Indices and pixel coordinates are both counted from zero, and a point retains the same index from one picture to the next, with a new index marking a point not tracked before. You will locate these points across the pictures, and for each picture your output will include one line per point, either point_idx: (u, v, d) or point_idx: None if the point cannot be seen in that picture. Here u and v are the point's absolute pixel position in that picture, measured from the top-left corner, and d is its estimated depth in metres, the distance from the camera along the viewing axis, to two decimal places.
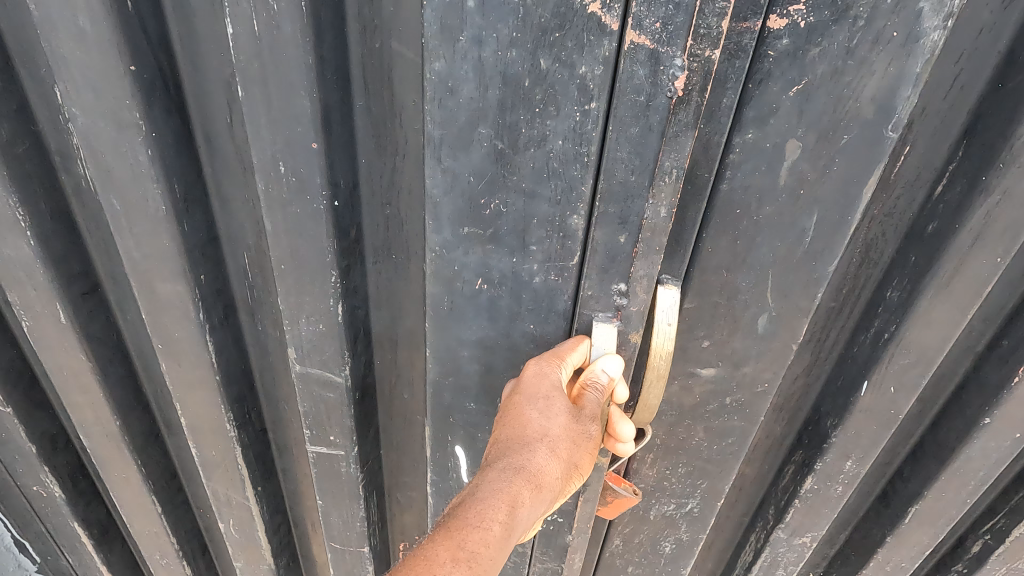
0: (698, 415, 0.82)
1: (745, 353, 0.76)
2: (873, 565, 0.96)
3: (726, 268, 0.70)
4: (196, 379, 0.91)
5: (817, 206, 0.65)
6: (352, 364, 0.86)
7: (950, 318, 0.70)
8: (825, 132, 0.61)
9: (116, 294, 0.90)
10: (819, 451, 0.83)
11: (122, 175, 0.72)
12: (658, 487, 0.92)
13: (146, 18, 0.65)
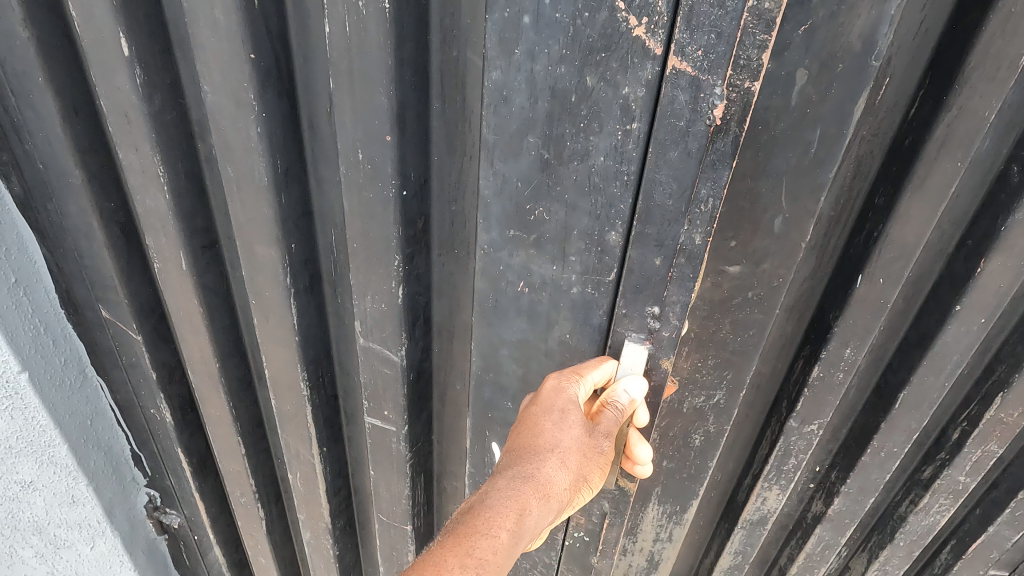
0: (726, 310, 0.83)
1: (765, 251, 0.78)
2: (868, 452, 0.93)
3: (751, 175, 0.73)
4: (280, 337, 1.02)
5: (818, 123, 0.68)
6: (409, 347, 0.92)
7: (926, 215, 0.73)
8: (825, 62, 0.64)
9: (229, 252, 1.03)
10: (822, 341, 0.84)
11: (237, 148, 0.83)
12: (689, 379, 0.91)
13: (269, 16, 0.75)
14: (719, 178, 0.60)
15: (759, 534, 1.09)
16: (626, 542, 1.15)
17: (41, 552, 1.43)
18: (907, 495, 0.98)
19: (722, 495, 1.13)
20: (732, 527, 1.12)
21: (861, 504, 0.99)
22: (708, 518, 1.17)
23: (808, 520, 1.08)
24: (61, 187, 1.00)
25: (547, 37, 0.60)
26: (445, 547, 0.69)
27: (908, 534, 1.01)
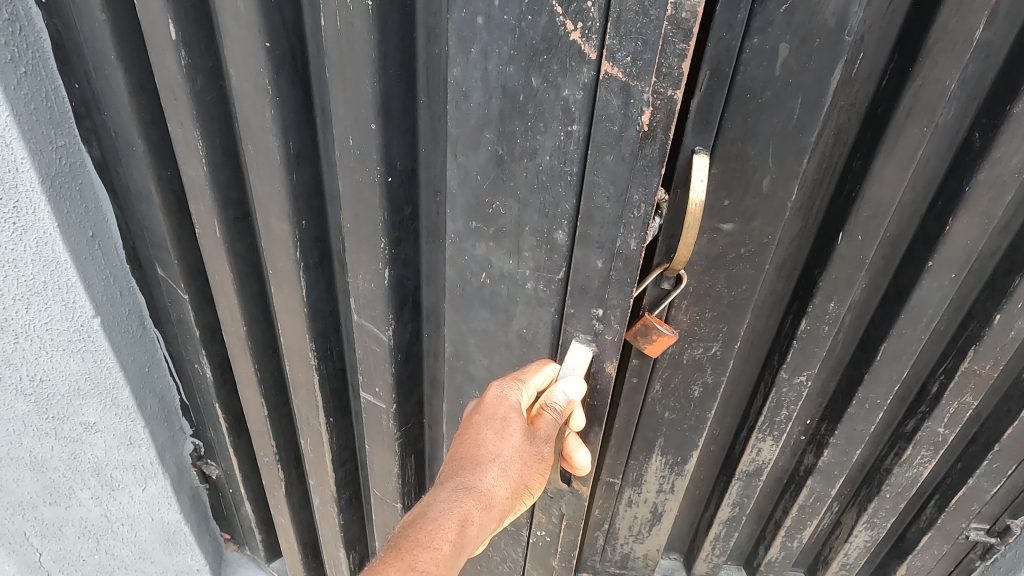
0: (721, 265, 0.89)
1: (756, 209, 0.84)
2: (854, 404, 1.03)
3: (740, 140, 0.78)
4: (291, 309, 1.11)
5: (800, 92, 0.74)
6: (395, 329, 1.00)
7: (897, 176, 0.80)
8: (804, 36, 0.71)
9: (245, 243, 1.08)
10: (809, 294, 0.92)
11: (253, 128, 0.92)
12: (688, 332, 0.97)
13: (286, 9, 0.84)
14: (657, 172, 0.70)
15: (755, 485, 1.16)
16: (630, 493, 1.22)
17: (88, 530, 1.28)
18: (892, 448, 1.12)
19: (720, 449, 1.18)
20: (730, 480, 1.18)
21: (848, 454, 1.10)
22: (706, 475, 1.23)
23: (800, 473, 1.17)
24: (120, 143, 0.97)
25: (497, 38, 0.67)
26: (393, 555, 0.77)
27: (894, 486, 1.15)
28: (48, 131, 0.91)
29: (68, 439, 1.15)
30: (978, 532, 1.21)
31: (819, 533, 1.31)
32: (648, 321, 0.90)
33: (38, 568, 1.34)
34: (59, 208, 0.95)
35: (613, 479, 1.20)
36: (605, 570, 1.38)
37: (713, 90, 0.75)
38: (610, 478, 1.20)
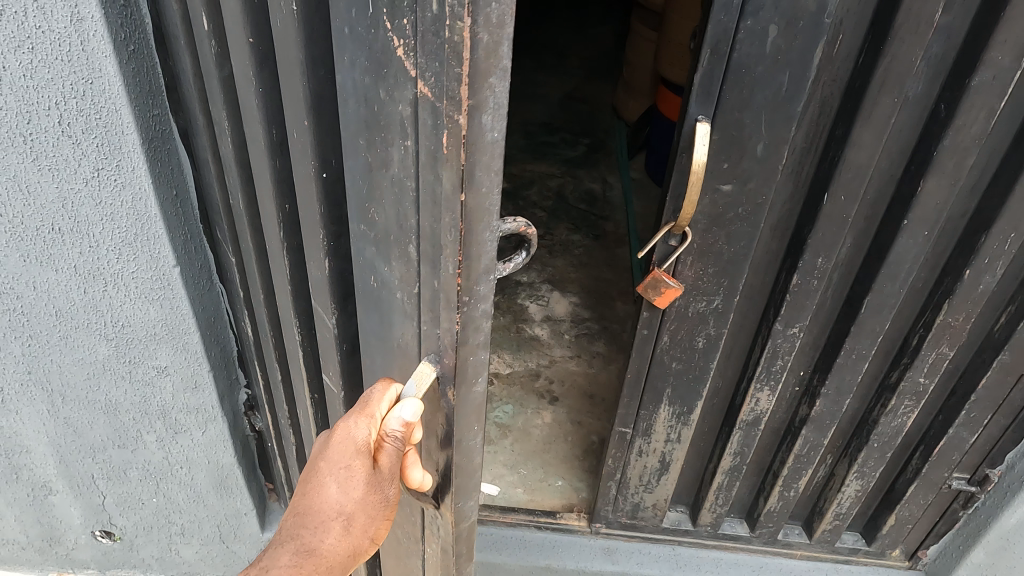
0: (723, 222, 1.02)
1: (751, 171, 0.96)
2: (842, 354, 1.15)
3: (737, 109, 0.91)
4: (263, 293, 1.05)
5: (788, 67, 0.87)
6: (341, 318, 0.84)
7: (874, 141, 0.92)
8: (791, 19, 0.84)
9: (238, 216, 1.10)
10: (800, 252, 1.04)
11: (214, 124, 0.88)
12: (693, 286, 1.10)
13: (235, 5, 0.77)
14: (476, 203, 0.59)
15: (754, 434, 1.28)
16: (641, 443, 1.34)
17: (148, 471, 1.40)
18: (879, 400, 1.24)
19: (722, 401, 1.30)
20: (731, 430, 1.30)
21: (838, 404, 1.22)
22: (710, 427, 1.35)
23: (796, 423, 1.29)
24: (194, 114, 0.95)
25: (357, 47, 0.59)
26: None
27: (881, 435, 1.26)
28: (144, 102, 0.92)
29: (139, 382, 1.23)
30: (960, 482, 1.32)
31: (814, 485, 1.42)
32: (657, 273, 1.06)
33: (102, 512, 1.49)
34: (154, 171, 0.97)
35: (626, 429, 1.32)
36: (616, 521, 1.51)
37: (713, 65, 0.88)
38: (622, 428, 1.32)
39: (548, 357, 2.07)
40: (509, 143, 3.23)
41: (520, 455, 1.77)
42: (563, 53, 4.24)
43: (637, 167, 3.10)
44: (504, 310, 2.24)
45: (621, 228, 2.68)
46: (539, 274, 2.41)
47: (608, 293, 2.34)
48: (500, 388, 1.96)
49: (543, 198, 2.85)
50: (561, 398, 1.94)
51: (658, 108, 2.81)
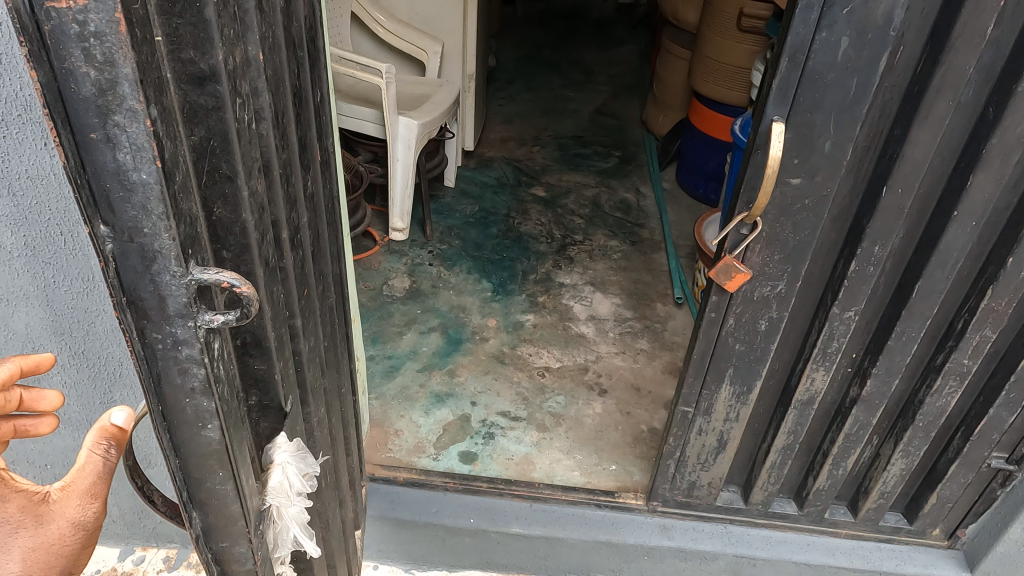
0: (789, 213, 1.14)
1: (818, 166, 1.09)
2: (893, 336, 1.26)
3: (809, 111, 1.04)
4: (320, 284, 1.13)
5: (856, 73, 1.00)
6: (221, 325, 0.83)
7: (929, 139, 1.05)
8: (860, 31, 0.96)
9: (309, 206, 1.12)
10: (858, 240, 1.16)
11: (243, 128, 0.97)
12: (760, 272, 1.21)
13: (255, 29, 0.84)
14: (134, 236, 0.54)
15: (808, 413, 1.39)
16: (701, 422, 1.45)
17: None
18: (924, 381, 1.35)
19: (778, 382, 1.41)
20: (786, 410, 1.41)
21: (887, 385, 1.33)
22: (767, 406, 1.46)
23: (846, 404, 1.40)
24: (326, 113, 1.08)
25: None
26: None
27: (926, 415, 1.37)
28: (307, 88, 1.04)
29: None
30: (999, 461, 1.42)
31: (860, 466, 1.52)
32: (728, 259, 1.18)
33: None
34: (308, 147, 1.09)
35: (688, 408, 1.43)
36: (673, 499, 1.61)
37: (790, 72, 1.01)
38: (685, 407, 1.43)
39: (595, 353, 2.18)
40: (545, 155, 3.37)
41: (574, 441, 1.88)
42: (591, 71, 4.40)
43: (669, 178, 3.23)
44: (550, 309, 2.36)
45: (657, 235, 2.80)
46: (581, 277, 2.52)
47: (648, 295, 2.45)
48: (552, 380, 2.07)
49: (580, 206, 2.97)
50: (609, 391, 2.05)
51: (691, 122, 2.94)
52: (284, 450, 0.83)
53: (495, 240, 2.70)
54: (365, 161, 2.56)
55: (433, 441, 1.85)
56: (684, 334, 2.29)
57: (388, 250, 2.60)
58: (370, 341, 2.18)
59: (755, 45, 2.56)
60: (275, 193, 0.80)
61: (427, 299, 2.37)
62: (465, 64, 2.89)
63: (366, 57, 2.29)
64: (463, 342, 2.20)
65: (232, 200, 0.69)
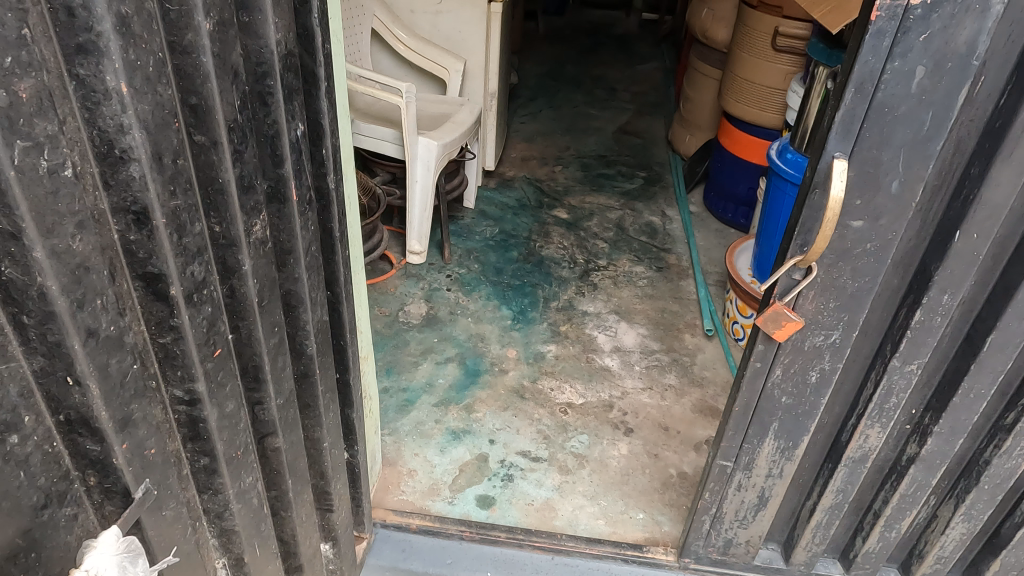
0: (848, 257, 1.02)
1: (884, 207, 0.98)
2: (959, 394, 1.14)
3: (875, 147, 0.93)
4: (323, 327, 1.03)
5: (932, 106, 0.89)
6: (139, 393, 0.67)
7: (1012, 180, 0.93)
8: (938, 59, 0.85)
9: (325, 243, 1.04)
10: (924, 288, 1.04)
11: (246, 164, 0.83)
12: (812, 320, 1.10)
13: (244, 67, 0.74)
14: None
15: (860, 471, 1.27)
16: (741, 478, 1.33)
17: None
18: (992, 440, 1.21)
19: (827, 437, 1.29)
20: (836, 467, 1.28)
21: (950, 444, 1.21)
22: (815, 461, 1.33)
23: (902, 462, 1.27)
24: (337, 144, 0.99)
25: None
26: None
27: (992, 478, 1.24)
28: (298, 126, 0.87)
29: None
30: None
31: (914, 526, 1.39)
32: (778, 306, 1.07)
33: None
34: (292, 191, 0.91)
35: (726, 462, 1.31)
36: (706, 557, 1.49)
37: (856, 104, 0.90)
38: (723, 461, 1.31)
39: (620, 388, 2.07)
40: (567, 175, 3.27)
41: (599, 486, 1.76)
42: (614, 88, 4.31)
43: (696, 201, 3.11)
44: (573, 339, 2.25)
45: (684, 260, 2.68)
46: (605, 305, 2.42)
47: (675, 325, 2.34)
48: (575, 418, 1.96)
49: (604, 229, 2.87)
50: (636, 430, 1.93)
51: (721, 143, 2.83)
52: (105, 551, 0.62)
53: (515, 264, 2.60)
54: (383, 183, 2.48)
55: (448, 483, 1.74)
56: (714, 369, 2.16)
57: (405, 274, 2.51)
58: (385, 371, 2.08)
59: (791, 65, 2.45)
60: (159, 246, 0.62)
61: (444, 327, 2.27)
62: (487, 82, 2.81)
63: (386, 77, 2.22)
64: (481, 374, 2.10)
65: (22, 259, 0.51)
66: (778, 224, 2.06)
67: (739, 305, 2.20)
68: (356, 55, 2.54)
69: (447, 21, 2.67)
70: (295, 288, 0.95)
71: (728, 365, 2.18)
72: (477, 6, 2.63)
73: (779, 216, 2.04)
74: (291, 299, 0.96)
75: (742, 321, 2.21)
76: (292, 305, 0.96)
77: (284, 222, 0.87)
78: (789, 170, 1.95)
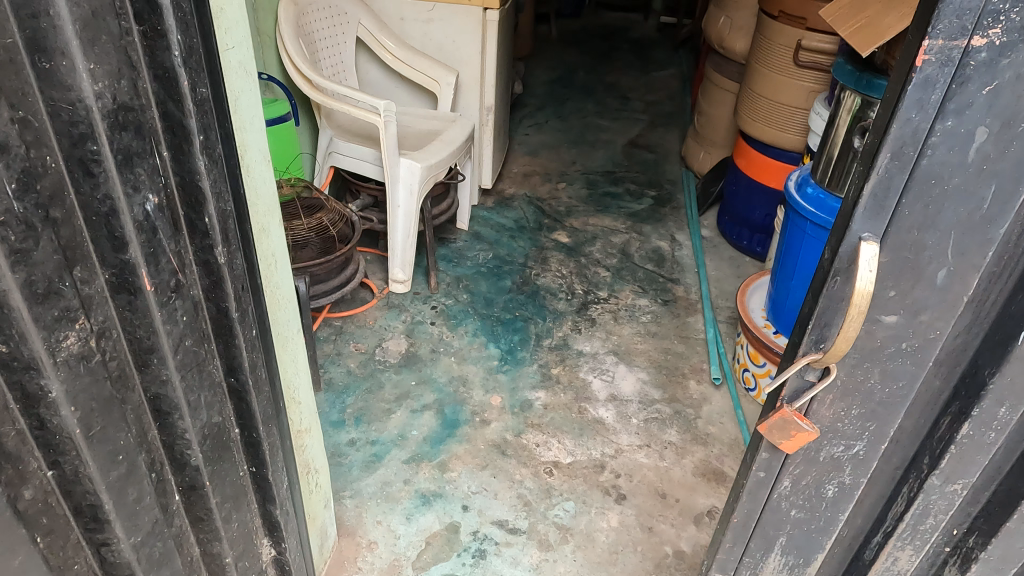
0: (877, 360, 0.80)
1: (925, 302, 0.75)
2: (1015, 517, 0.86)
3: (917, 227, 0.70)
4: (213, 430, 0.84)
5: (995, 178, 0.67)
6: None
7: None
8: (1007, 119, 0.63)
9: (221, 326, 0.85)
10: (975, 398, 0.81)
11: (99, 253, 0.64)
12: (830, 428, 0.88)
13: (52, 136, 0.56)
14: None
15: None
16: None
17: None
18: None
19: (846, 552, 1.06)
20: None
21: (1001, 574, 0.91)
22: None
23: None
24: (229, 210, 0.80)
25: None
26: None
27: None
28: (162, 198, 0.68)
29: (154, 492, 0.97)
30: None
31: None
32: (785, 413, 0.84)
33: None
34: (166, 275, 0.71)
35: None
36: None
37: (892, 174, 0.68)
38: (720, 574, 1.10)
39: (614, 445, 1.85)
40: (570, 193, 3.05)
41: (583, 567, 1.54)
42: (627, 96, 4.07)
43: (709, 224, 2.87)
44: (565, 385, 2.03)
45: (692, 293, 2.45)
46: (603, 345, 2.20)
47: (678, 370, 2.11)
48: (560, 480, 1.74)
49: (607, 255, 2.65)
50: (628, 497, 1.71)
51: (736, 164, 2.60)
52: None
53: (507, 295, 2.39)
54: (364, 207, 2.29)
55: (411, 558, 1.54)
56: (721, 423, 1.93)
57: (387, 304, 2.32)
58: (353, 420, 1.88)
59: (814, 82, 2.21)
60: None
61: (424, 367, 2.07)
62: (483, 95, 2.60)
63: (363, 93, 2.02)
64: (459, 425, 1.89)
65: None
66: (796, 266, 1.81)
67: (750, 352, 1.98)
68: (339, 66, 2.34)
69: (439, 29, 2.46)
70: (166, 392, 0.75)
71: (736, 419, 1.95)
72: (471, 13, 2.42)
73: (798, 258, 1.79)
74: (164, 405, 0.76)
75: (753, 369, 1.99)
76: (166, 412, 0.77)
77: (137, 317, 0.69)
78: (810, 208, 1.70)
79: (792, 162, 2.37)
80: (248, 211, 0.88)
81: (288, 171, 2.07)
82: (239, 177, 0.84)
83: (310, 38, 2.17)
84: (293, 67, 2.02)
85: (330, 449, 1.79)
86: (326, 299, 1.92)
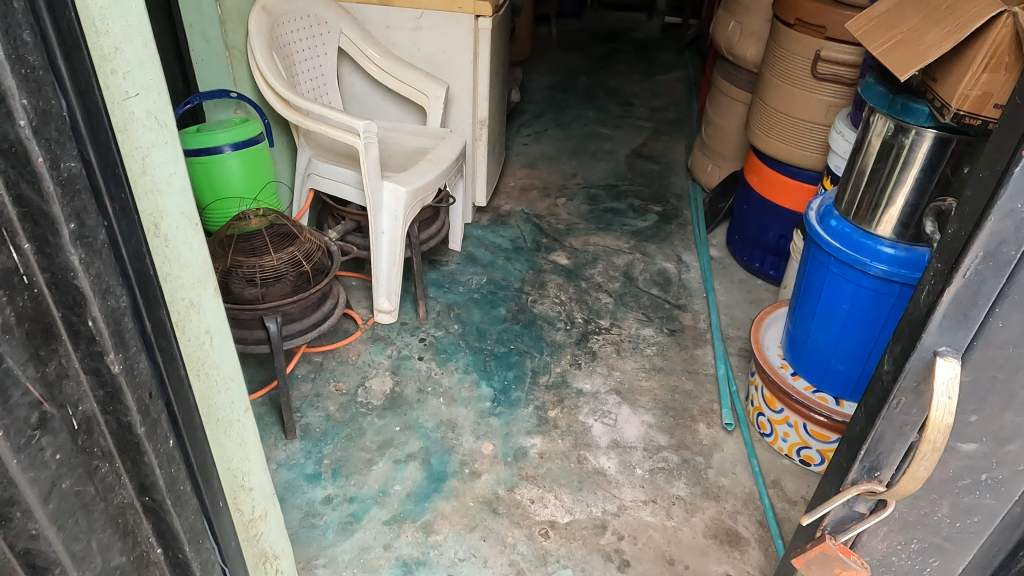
0: (948, 490, 0.75)
1: (1016, 429, 0.69)
2: None
3: (1013, 343, 0.65)
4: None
5: None
6: None
7: None
8: None
9: (126, 444, 0.68)
10: None
11: None
12: (884, 562, 0.83)
13: None
14: None
15: None
16: None
17: None
18: None
19: None
20: None
21: None
22: None
23: None
24: (124, 306, 0.64)
25: None
26: None
27: None
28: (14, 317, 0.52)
29: None
30: None
31: None
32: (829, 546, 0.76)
33: None
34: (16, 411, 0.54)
35: None
36: None
37: (987, 276, 0.63)
38: None
39: (617, 501, 1.68)
40: (570, 209, 2.88)
41: None
42: (630, 102, 3.89)
43: (718, 243, 2.70)
44: (563, 431, 1.87)
45: (701, 321, 2.28)
46: (604, 382, 2.03)
47: (687, 412, 1.94)
48: (557, 544, 1.58)
49: (609, 279, 2.48)
50: (633, 564, 1.54)
51: (748, 181, 2.43)
52: None
53: (501, 325, 2.22)
54: (347, 232, 2.13)
55: None
56: (734, 474, 1.76)
57: (372, 336, 2.15)
58: (330, 473, 1.72)
59: (834, 96, 2.03)
60: None
61: (409, 411, 1.90)
62: (476, 108, 2.43)
63: (340, 113, 1.85)
64: (446, 478, 1.72)
65: None
66: (818, 304, 1.63)
67: (766, 396, 1.81)
68: (319, 80, 2.17)
69: (428, 38, 2.29)
70: (38, 547, 0.59)
71: (751, 470, 1.77)
72: (462, 21, 2.25)
73: (820, 296, 1.62)
74: (37, 560, 0.60)
75: (769, 414, 1.81)
76: (42, 567, 0.60)
77: None
78: (834, 244, 1.53)
79: (809, 181, 2.19)
80: (162, 294, 0.72)
81: (263, 195, 1.91)
82: (144, 256, 0.68)
83: (285, 51, 2.00)
84: (264, 84, 1.85)
85: (304, 509, 1.63)
86: (301, 339, 1.75)
